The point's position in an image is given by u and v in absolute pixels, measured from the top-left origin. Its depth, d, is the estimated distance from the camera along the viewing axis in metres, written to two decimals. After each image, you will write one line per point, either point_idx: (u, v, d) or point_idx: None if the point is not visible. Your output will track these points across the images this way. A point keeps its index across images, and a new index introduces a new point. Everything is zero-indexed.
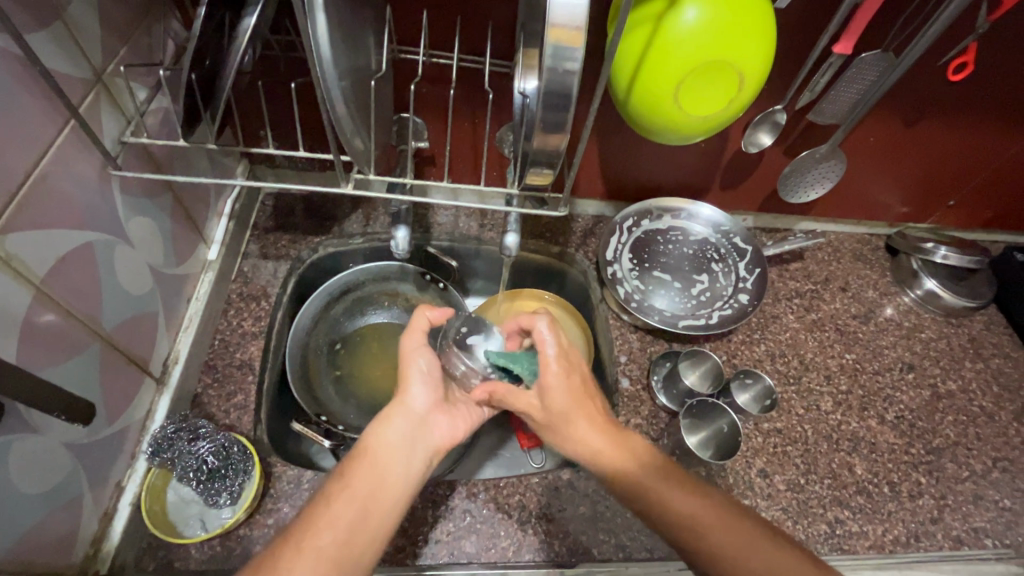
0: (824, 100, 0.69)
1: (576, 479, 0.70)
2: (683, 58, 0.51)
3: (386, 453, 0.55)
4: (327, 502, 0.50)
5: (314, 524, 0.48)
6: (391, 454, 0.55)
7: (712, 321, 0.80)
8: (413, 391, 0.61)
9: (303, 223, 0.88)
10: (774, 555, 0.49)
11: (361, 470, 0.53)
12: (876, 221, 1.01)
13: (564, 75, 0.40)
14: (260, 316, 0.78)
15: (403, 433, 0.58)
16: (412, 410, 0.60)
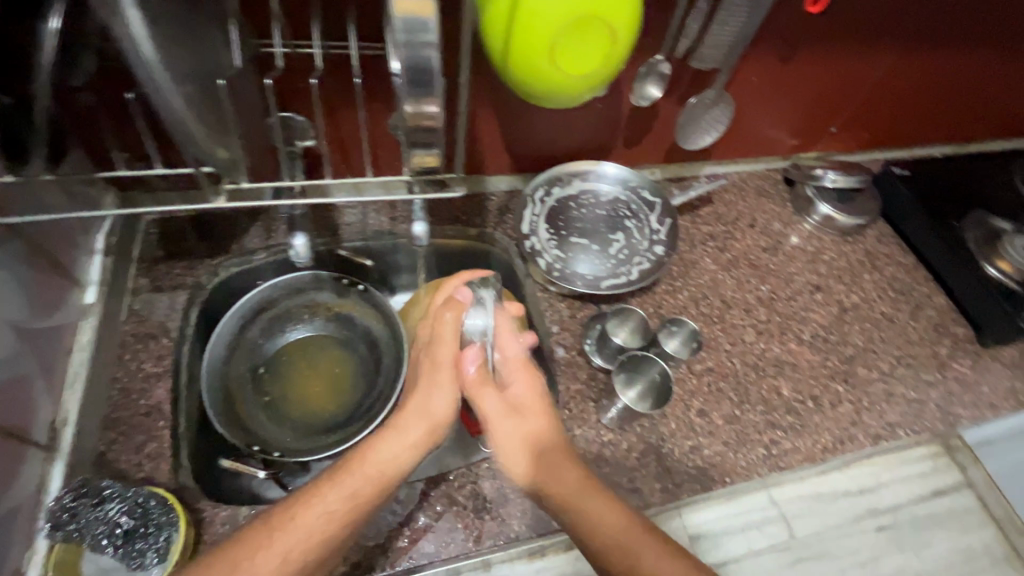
0: (702, 44, 0.70)
1: None
2: (551, 16, 0.49)
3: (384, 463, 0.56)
4: (320, 508, 0.51)
5: (297, 529, 0.50)
6: (394, 469, 0.55)
7: (632, 277, 0.82)
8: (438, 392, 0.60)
9: (195, 246, 0.80)
10: None
11: (362, 482, 0.54)
12: (771, 156, 1.06)
13: (422, 49, 0.38)
14: (162, 355, 0.71)
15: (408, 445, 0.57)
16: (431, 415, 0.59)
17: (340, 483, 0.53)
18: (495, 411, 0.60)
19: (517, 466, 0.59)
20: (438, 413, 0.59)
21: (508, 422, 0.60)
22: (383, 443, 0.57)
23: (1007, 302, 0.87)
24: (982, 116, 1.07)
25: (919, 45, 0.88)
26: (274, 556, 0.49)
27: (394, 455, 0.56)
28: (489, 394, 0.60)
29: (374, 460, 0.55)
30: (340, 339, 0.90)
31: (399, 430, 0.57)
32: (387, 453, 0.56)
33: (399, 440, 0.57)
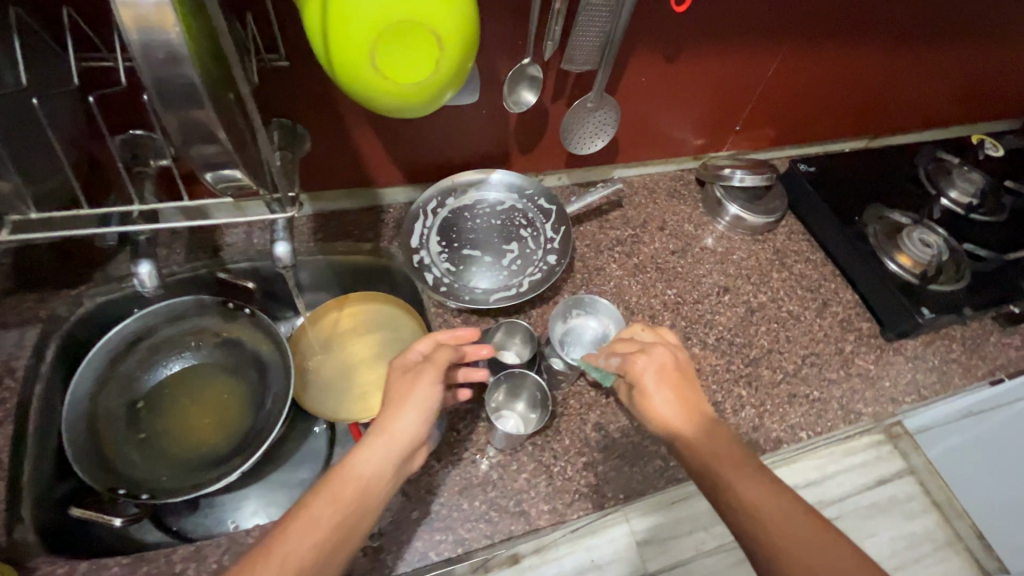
0: (569, 47, 0.68)
1: (405, 485, 0.66)
2: (361, 22, 0.47)
3: (369, 474, 0.53)
4: (310, 517, 0.49)
5: (292, 539, 0.47)
6: (375, 476, 0.53)
7: (523, 288, 0.79)
8: (413, 412, 0.56)
9: (53, 276, 0.75)
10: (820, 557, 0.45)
11: (343, 491, 0.51)
12: (681, 157, 1.05)
13: (171, 64, 0.35)
14: (4, 398, 0.66)
15: (390, 456, 0.54)
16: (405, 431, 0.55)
17: (326, 493, 0.51)
18: (655, 390, 0.59)
19: (685, 441, 0.55)
20: (408, 432, 0.55)
21: (668, 400, 0.59)
22: (361, 452, 0.53)
23: (906, 296, 0.87)
24: (884, 109, 1.08)
25: (807, 43, 0.88)
26: (274, 564, 0.45)
27: (372, 461, 0.53)
28: (647, 372, 0.60)
29: (359, 470, 0.52)
30: (230, 368, 0.84)
31: (380, 440, 0.54)
32: (363, 460, 0.53)
33: (376, 446, 0.54)
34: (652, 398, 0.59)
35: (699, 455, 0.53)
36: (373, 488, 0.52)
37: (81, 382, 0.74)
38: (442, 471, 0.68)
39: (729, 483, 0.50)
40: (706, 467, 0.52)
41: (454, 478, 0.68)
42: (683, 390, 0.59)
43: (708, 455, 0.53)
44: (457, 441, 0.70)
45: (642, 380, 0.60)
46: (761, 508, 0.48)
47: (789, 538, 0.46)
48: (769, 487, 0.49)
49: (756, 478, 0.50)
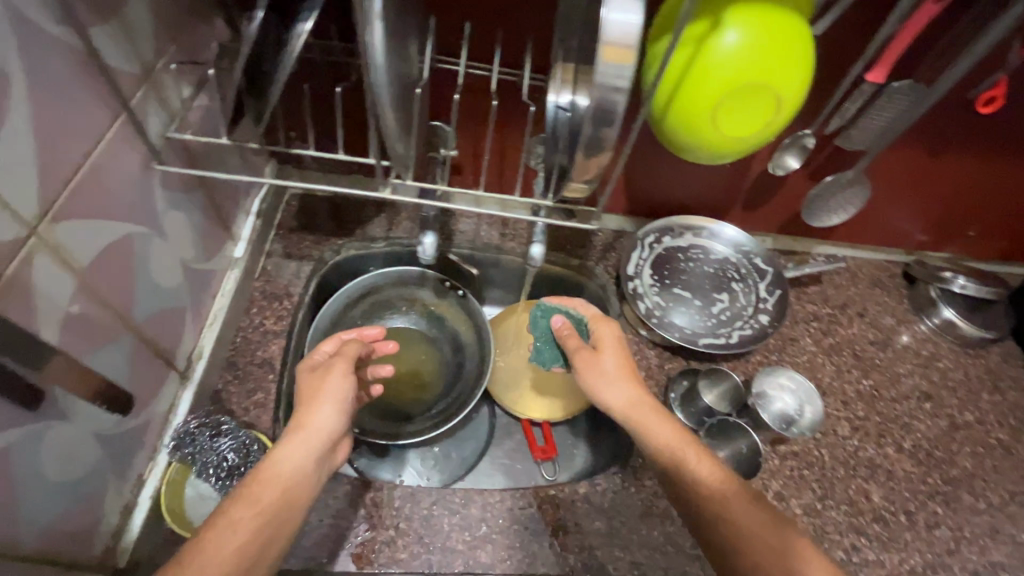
0: (852, 127, 0.70)
1: (592, 493, 0.70)
2: (723, 80, 0.52)
3: (293, 470, 0.51)
4: (231, 516, 0.46)
5: (223, 540, 0.44)
6: (300, 470, 0.51)
7: (732, 340, 0.80)
8: (326, 406, 0.55)
9: (326, 225, 0.89)
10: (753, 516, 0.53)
11: (267, 488, 0.49)
12: (893, 248, 1.02)
13: (613, 93, 0.41)
14: (281, 315, 0.78)
15: (312, 449, 0.53)
16: (321, 427, 0.54)
17: (243, 498, 0.48)
18: (609, 364, 0.66)
19: (635, 409, 0.62)
20: (327, 426, 0.55)
21: (622, 387, 0.64)
22: (280, 451, 0.52)
23: None
24: None
25: None
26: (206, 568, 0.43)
27: (290, 456, 0.51)
28: (608, 359, 0.66)
29: (279, 468, 0.50)
30: (431, 337, 0.94)
31: (295, 434, 0.53)
32: (281, 459, 0.51)
33: (296, 441, 0.53)
34: (605, 373, 0.65)
35: (646, 419, 0.60)
36: (295, 479, 0.50)
37: (325, 317, 0.84)
38: (625, 491, 0.71)
39: (666, 444, 0.58)
40: (650, 429, 0.60)
41: (636, 501, 0.70)
42: (627, 364, 0.66)
43: (651, 421, 0.60)
44: (641, 467, 0.73)
45: (599, 355, 0.67)
46: (697, 468, 0.56)
47: (713, 491, 0.55)
48: (688, 446, 0.58)
49: (682, 438, 0.59)
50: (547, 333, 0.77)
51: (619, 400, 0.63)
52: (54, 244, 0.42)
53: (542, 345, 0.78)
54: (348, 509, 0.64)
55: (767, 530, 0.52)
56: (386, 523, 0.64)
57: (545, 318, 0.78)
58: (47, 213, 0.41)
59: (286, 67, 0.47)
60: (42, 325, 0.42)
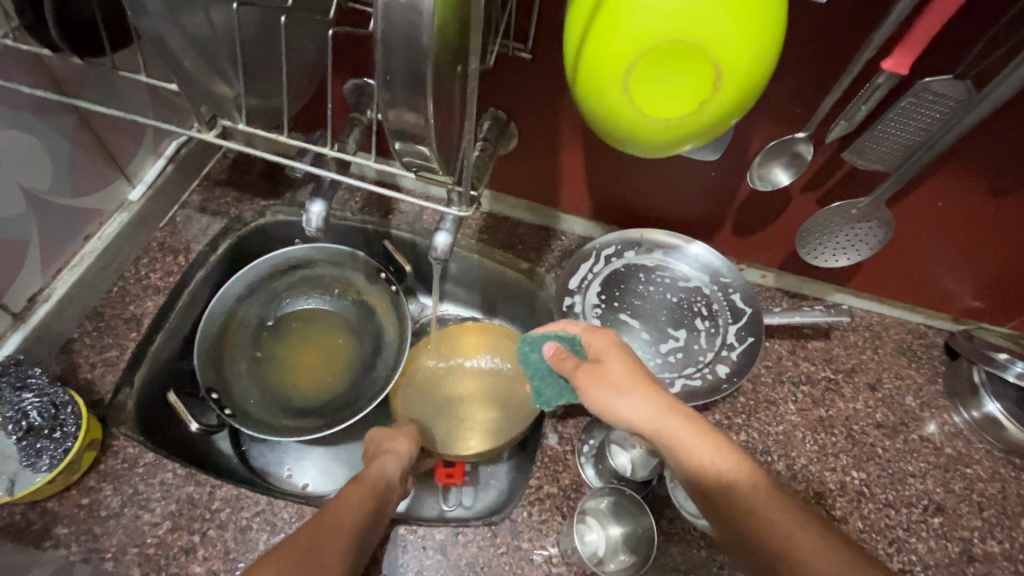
0: (865, 136, 0.52)
1: (449, 542, 0.57)
2: (637, 28, 0.37)
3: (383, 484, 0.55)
4: (351, 497, 0.51)
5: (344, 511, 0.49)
6: (394, 474, 0.57)
7: (672, 390, 0.64)
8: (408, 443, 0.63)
9: (256, 182, 0.81)
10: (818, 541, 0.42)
11: (371, 482, 0.54)
12: (935, 311, 0.80)
13: (410, 9, 0.30)
14: (171, 271, 0.71)
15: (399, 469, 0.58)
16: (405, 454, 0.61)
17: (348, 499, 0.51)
18: (617, 370, 0.52)
19: (664, 426, 0.48)
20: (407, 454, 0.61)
21: (638, 403, 0.49)
22: (379, 461, 0.58)
23: None
24: None
25: None
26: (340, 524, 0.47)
27: (390, 466, 0.58)
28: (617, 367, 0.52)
29: (371, 476, 0.55)
30: (354, 328, 0.82)
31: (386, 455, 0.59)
32: (375, 470, 0.56)
33: (390, 456, 0.59)
34: (617, 384, 0.51)
35: (679, 440, 0.47)
36: (392, 482, 0.56)
37: (238, 283, 0.76)
38: (493, 550, 0.57)
39: (708, 471, 0.46)
40: (687, 451, 0.47)
41: (502, 565, 0.57)
42: (641, 368, 0.52)
43: (690, 443, 0.47)
44: (524, 523, 0.59)
45: (603, 364, 0.52)
46: (751, 496, 0.44)
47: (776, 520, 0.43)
48: (733, 461, 0.46)
49: (730, 462, 0.46)
50: (542, 367, 0.59)
51: (642, 424, 0.49)
52: None
53: (540, 384, 0.60)
54: (159, 502, 0.55)
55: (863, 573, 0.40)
56: (192, 526, 0.55)
57: (537, 352, 0.60)
58: None
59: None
60: None
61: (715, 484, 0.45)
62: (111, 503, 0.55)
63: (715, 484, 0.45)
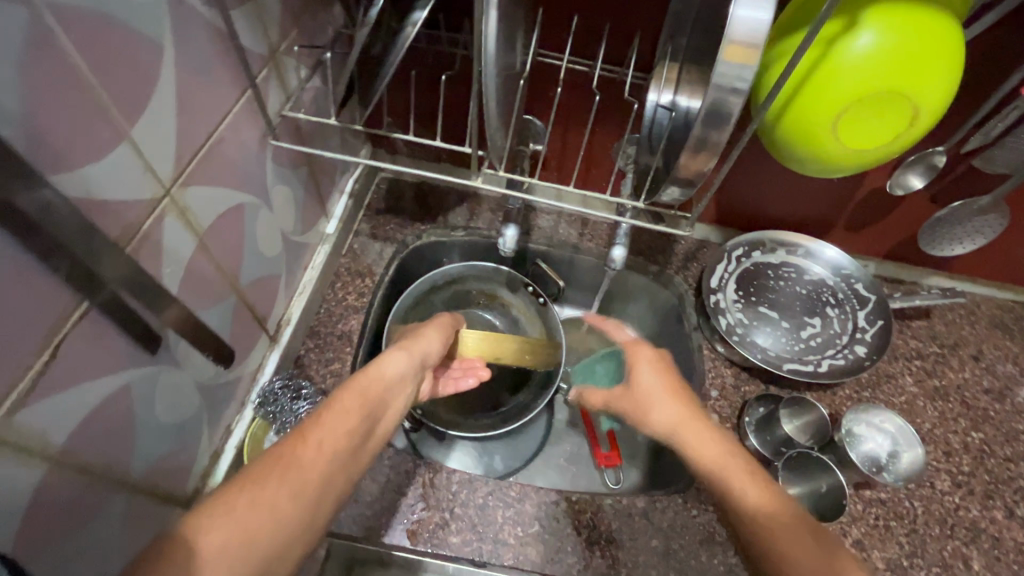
0: (995, 146, 0.62)
1: (650, 509, 0.67)
2: (851, 86, 0.47)
3: (384, 384, 0.55)
4: (338, 410, 0.49)
5: (326, 427, 0.47)
6: (398, 382, 0.57)
7: (821, 369, 0.73)
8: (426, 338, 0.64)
9: (411, 209, 0.91)
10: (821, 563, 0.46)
11: (364, 392, 0.52)
12: (1023, 287, 0.90)
13: (731, 92, 0.39)
14: (362, 292, 0.81)
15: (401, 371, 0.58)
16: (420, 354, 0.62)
17: (341, 407, 0.50)
18: (651, 380, 0.65)
19: (682, 427, 0.60)
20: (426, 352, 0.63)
21: (662, 403, 0.62)
22: (379, 368, 0.56)
23: None
24: None
25: None
26: (314, 447, 0.45)
27: (394, 373, 0.57)
28: (648, 376, 0.65)
29: (376, 376, 0.55)
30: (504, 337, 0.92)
31: (395, 354, 0.59)
32: (385, 369, 0.56)
33: (401, 359, 0.59)
34: (647, 391, 0.64)
35: (693, 439, 0.58)
36: (394, 386, 0.56)
37: (407, 298, 0.85)
38: (688, 513, 0.67)
39: (713, 463, 0.56)
40: (697, 451, 0.57)
41: (698, 525, 0.66)
42: (673, 381, 0.65)
43: (698, 440, 0.58)
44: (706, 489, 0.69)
45: (641, 373, 0.66)
46: (751, 501, 0.51)
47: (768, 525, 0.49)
48: (741, 467, 0.54)
49: (741, 466, 0.55)
50: None
51: (659, 423, 0.61)
52: (182, 204, 0.45)
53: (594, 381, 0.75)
54: (409, 486, 0.65)
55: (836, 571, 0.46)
56: (441, 505, 0.65)
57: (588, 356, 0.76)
58: (178, 178, 0.44)
59: (399, 52, 0.49)
60: (169, 270, 0.45)
61: (715, 475, 0.55)
62: (371, 489, 0.65)
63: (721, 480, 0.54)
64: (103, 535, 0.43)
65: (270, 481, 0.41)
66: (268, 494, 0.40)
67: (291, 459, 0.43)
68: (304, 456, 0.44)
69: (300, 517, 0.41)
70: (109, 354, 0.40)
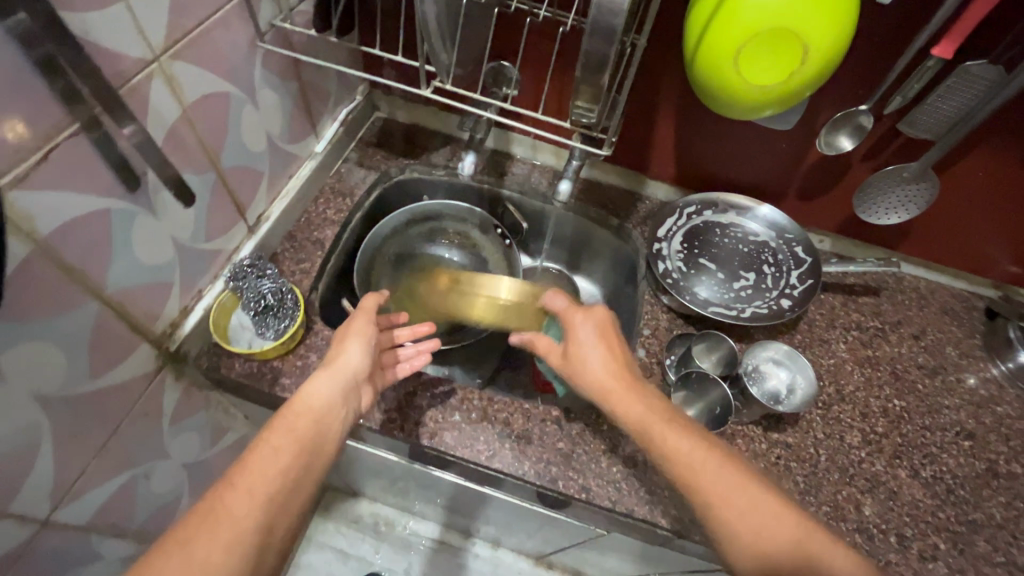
0: (916, 110, 0.66)
1: (563, 417, 0.73)
2: (749, 21, 0.53)
3: (319, 407, 0.58)
4: (268, 450, 0.52)
5: (256, 468, 0.50)
6: (327, 408, 0.59)
7: (744, 314, 0.79)
8: (350, 348, 0.65)
9: (398, 146, 1.00)
10: (777, 533, 0.50)
11: (291, 430, 0.55)
12: (977, 277, 0.92)
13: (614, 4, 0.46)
14: (342, 209, 0.91)
15: (333, 390, 0.60)
16: (349, 363, 0.64)
17: (270, 443, 0.53)
18: (587, 348, 0.64)
19: (611, 389, 0.61)
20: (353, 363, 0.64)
21: (597, 361, 0.63)
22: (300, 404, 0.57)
23: None
24: None
25: None
26: (243, 494, 0.48)
27: (324, 398, 0.59)
28: (584, 342, 0.65)
29: (308, 408, 0.57)
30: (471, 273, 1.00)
31: (323, 374, 0.61)
32: (314, 397, 0.59)
33: (325, 378, 0.61)
34: (580, 355, 0.64)
35: (623, 404, 0.60)
36: (330, 412, 0.58)
37: (385, 224, 0.95)
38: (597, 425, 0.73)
39: (641, 424, 0.58)
40: (628, 413, 0.59)
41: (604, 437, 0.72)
42: (610, 349, 0.65)
43: (630, 404, 0.59)
44: None
45: (577, 339, 0.65)
46: (704, 482, 0.53)
47: (724, 499, 0.52)
48: (686, 435, 0.56)
49: (662, 416, 0.58)
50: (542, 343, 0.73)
51: (595, 386, 0.62)
52: (169, 72, 0.55)
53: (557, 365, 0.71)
54: None
55: (802, 545, 0.49)
56: None
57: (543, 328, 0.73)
58: (169, 49, 0.54)
59: None
60: (154, 126, 0.55)
61: (654, 445, 0.56)
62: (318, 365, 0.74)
63: (665, 452, 0.55)
64: (78, 331, 0.53)
65: (197, 541, 0.44)
66: (197, 553, 0.43)
67: (216, 512, 0.46)
68: (235, 502, 0.47)
69: (232, 568, 0.44)
70: (93, 177, 0.50)
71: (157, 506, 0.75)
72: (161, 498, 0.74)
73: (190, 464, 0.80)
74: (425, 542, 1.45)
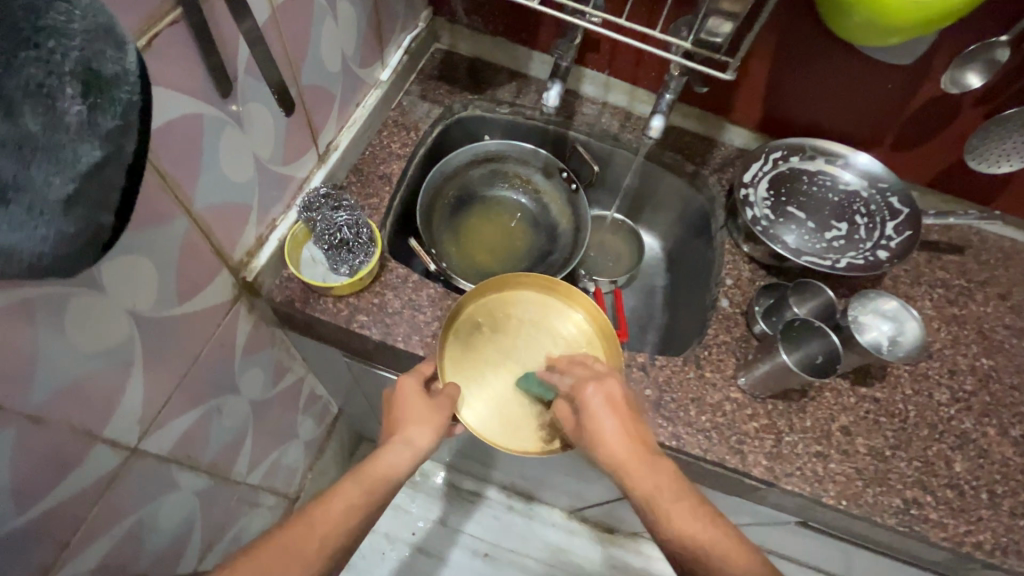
0: None
1: (649, 364, 0.71)
2: None
3: (392, 470, 0.56)
4: (342, 496, 0.52)
5: (326, 516, 0.50)
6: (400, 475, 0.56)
7: (839, 265, 0.76)
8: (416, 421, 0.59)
9: (461, 79, 0.93)
10: None
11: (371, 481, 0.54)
12: None
13: None
14: (407, 143, 0.85)
15: (406, 456, 0.57)
16: (415, 441, 0.58)
17: (342, 492, 0.52)
18: (600, 423, 0.55)
19: (629, 466, 0.54)
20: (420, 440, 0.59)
21: (613, 433, 0.55)
22: (385, 457, 0.57)
23: None
24: None
25: None
26: (316, 532, 0.49)
27: (399, 465, 0.57)
28: (596, 416, 0.56)
29: (383, 463, 0.56)
30: (531, 219, 0.96)
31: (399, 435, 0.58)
32: (388, 457, 0.56)
33: (400, 448, 0.57)
34: (594, 431, 0.55)
35: (643, 490, 0.52)
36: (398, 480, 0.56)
37: (447, 164, 0.90)
38: (684, 373, 0.71)
39: (664, 510, 0.52)
40: (648, 493, 0.52)
41: (691, 385, 0.70)
42: (626, 421, 0.56)
43: (651, 488, 0.52)
44: (705, 358, 0.72)
45: (589, 413, 0.56)
46: None
47: None
48: (722, 543, 0.49)
49: (686, 498, 0.52)
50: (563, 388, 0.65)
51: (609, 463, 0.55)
52: None
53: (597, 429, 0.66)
54: (430, 306, 0.71)
55: None
56: None
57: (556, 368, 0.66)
58: None
59: None
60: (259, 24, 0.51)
61: (681, 547, 0.50)
62: (395, 303, 0.70)
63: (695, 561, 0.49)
64: (168, 249, 0.50)
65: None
66: None
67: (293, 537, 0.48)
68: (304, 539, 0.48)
69: None
70: (188, 75, 0.45)
71: (226, 442, 0.73)
72: (232, 434, 0.73)
73: (257, 402, 0.77)
74: (461, 491, 1.46)
